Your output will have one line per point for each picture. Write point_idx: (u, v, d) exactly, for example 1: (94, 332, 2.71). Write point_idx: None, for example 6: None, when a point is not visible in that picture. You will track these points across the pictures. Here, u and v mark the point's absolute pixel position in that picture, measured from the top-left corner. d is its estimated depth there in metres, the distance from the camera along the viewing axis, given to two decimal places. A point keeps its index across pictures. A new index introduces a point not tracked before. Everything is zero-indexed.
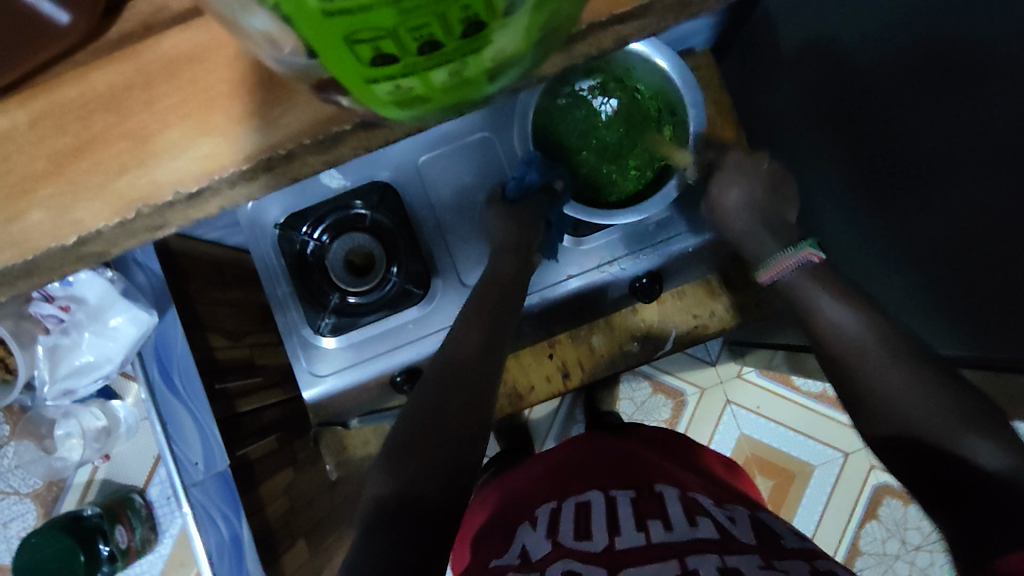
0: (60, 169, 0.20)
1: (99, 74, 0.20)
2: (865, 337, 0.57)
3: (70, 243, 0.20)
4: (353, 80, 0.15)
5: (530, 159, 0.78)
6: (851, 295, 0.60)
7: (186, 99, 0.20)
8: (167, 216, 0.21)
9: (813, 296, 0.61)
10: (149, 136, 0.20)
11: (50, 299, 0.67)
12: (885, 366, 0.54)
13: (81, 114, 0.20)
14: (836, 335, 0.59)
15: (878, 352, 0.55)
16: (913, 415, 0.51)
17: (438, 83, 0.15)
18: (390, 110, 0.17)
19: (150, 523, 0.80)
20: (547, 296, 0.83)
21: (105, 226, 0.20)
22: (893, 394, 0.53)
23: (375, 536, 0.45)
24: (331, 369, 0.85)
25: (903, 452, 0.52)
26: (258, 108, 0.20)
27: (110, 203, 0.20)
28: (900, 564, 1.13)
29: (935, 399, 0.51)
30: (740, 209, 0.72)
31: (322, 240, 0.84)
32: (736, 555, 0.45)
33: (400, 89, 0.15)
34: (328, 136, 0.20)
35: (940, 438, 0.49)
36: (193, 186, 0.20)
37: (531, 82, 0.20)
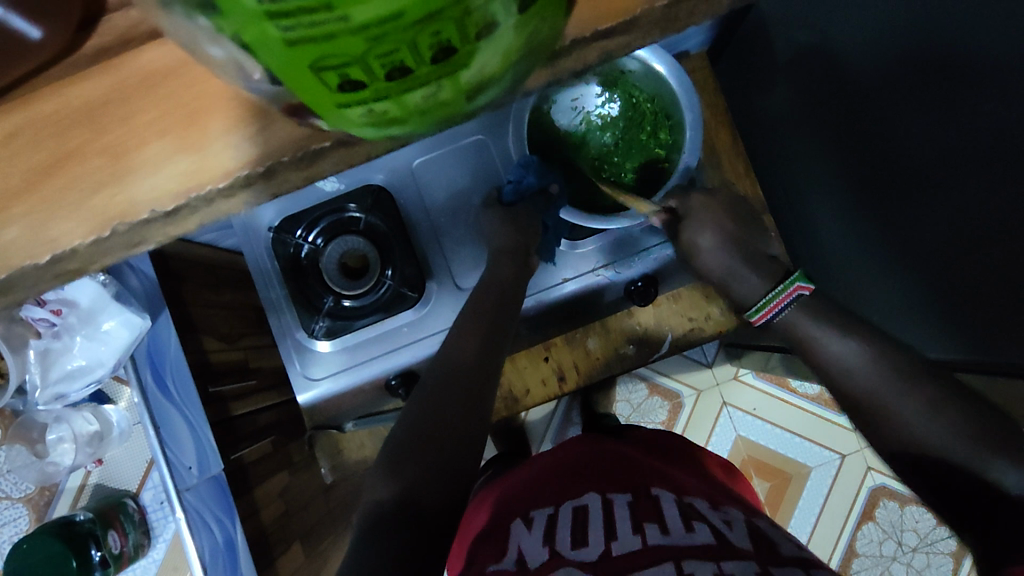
0: (34, 186, 0.20)
1: (76, 89, 0.20)
2: (870, 368, 0.58)
3: (44, 262, 0.20)
4: (323, 105, 0.15)
5: (526, 162, 0.77)
6: (846, 322, 0.61)
7: (164, 115, 0.20)
8: (147, 233, 0.20)
9: (811, 333, 0.61)
10: (127, 153, 0.20)
11: (42, 304, 0.66)
12: (896, 396, 0.55)
13: (57, 130, 0.20)
14: (841, 368, 0.59)
15: (883, 379, 0.56)
16: (930, 444, 0.52)
17: (413, 106, 0.15)
18: (366, 131, 0.17)
19: (144, 527, 0.80)
20: (543, 299, 0.84)
21: (81, 244, 0.20)
22: (906, 425, 0.54)
23: (375, 539, 0.44)
24: (326, 373, 0.85)
25: (923, 473, 0.53)
26: (237, 123, 0.20)
27: (87, 221, 0.20)
28: (897, 565, 1.13)
29: (948, 430, 0.52)
30: (720, 248, 0.71)
31: (316, 243, 0.84)
32: (733, 562, 0.45)
33: (374, 112, 0.15)
34: (308, 153, 0.20)
35: (958, 464, 0.50)
36: (169, 206, 0.20)
37: (515, 96, 0.19)
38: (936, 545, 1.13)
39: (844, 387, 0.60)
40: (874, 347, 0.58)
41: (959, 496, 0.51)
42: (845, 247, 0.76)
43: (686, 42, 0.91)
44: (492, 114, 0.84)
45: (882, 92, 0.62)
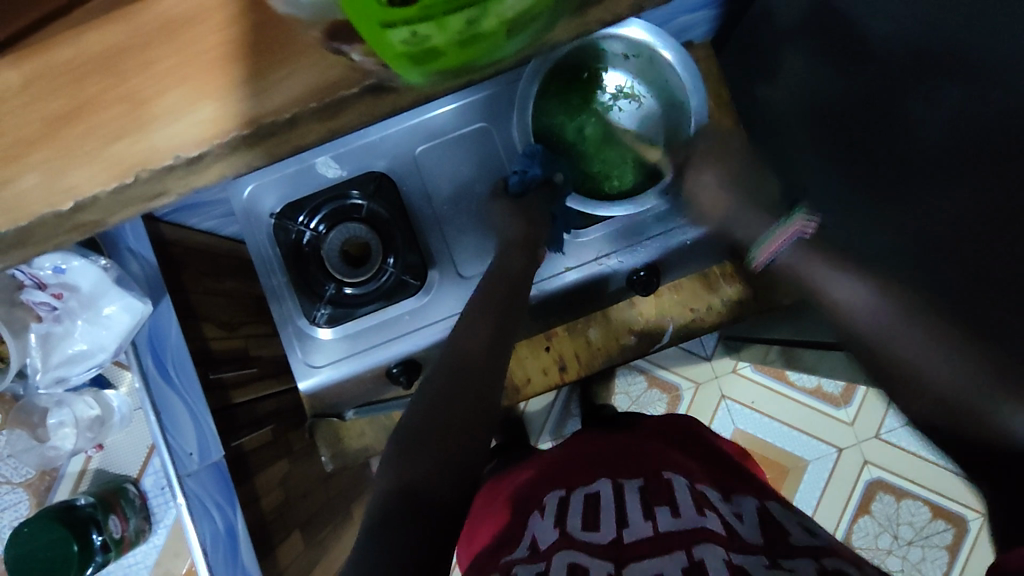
0: (53, 133, 0.20)
1: (96, 35, 0.20)
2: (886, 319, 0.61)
3: (65, 210, 0.21)
4: (372, 27, 0.16)
5: (531, 152, 0.76)
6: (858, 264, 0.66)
7: (183, 63, 0.20)
8: (164, 184, 0.21)
9: (823, 281, 0.68)
10: (146, 100, 0.20)
11: (42, 287, 0.65)
12: (905, 329, 0.60)
13: (74, 78, 0.20)
14: (845, 308, 0.66)
15: (892, 317, 0.61)
16: (945, 392, 0.56)
17: (454, 30, 0.17)
18: (411, 67, 0.18)
19: (144, 513, 0.79)
20: (546, 288, 0.83)
21: (102, 191, 0.21)
22: (915, 363, 0.59)
23: (382, 535, 0.44)
24: (327, 361, 0.84)
25: (941, 410, 0.58)
26: (259, 71, 0.20)
27: (109, 169, 0.20)
28: (892, 558, 1.14)
29: (960, 377, 0.55)
30: (721, 189, 0.76)
31: (318, 230, 0.84)
32: (742, 553, 0.45)
33: (418, 36, 0.16)
34: (333, 99, 0.20)
35: (966, 400, 0.54)
36: (193, 151, 0.20)
37: (538, 48, 0.20)
38: (930, 538, 1.14)
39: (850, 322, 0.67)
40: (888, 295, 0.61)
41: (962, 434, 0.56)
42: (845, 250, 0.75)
43: (690, 31, 0.91)
44: (494, 101, 0.84)
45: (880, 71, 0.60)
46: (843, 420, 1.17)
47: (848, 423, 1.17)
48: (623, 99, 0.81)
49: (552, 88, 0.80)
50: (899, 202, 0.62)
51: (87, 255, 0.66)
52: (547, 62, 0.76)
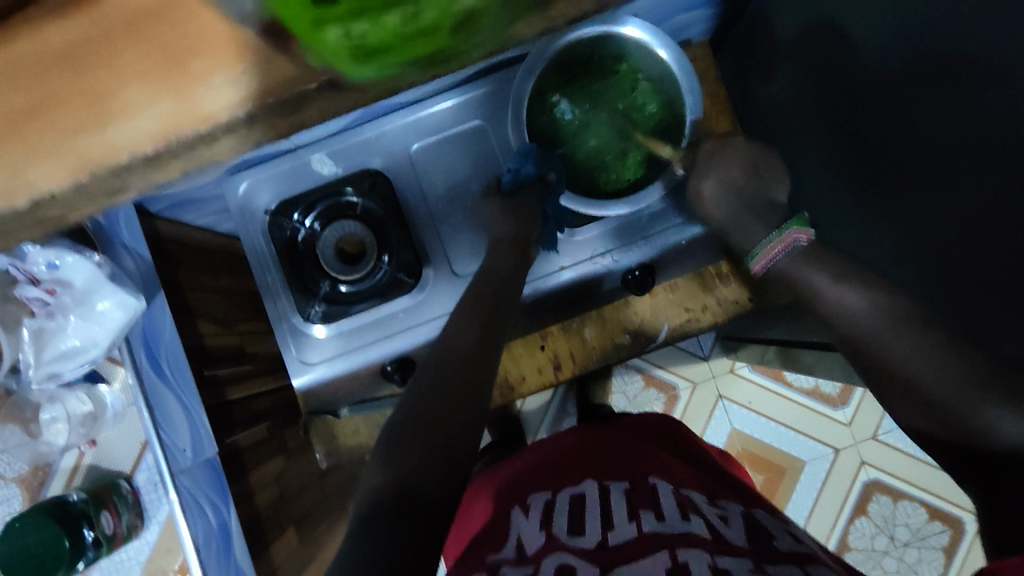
0: (14, 127, 0.20)
1: (59, 30, 0.20)
2: (876, 317, 0.58)
3: (23, 207, 0.21)
4: (309, 23, 0.17)
5: (525, 150, 0.75)
6: (850, 272, 0.62)
7: (144, 58, 0.20)
8: (126, 179, 0.22)
9: (819, 282, 0.63)
10: (107, 96, 0.20)
11: (36, 282, 0.67)
12: (899, 337, 0.56)
13: (37, 72, 0.20)
14: (841, 313, 0.61)
15: (887, 327, 0.57)
16: (931, 389, 0.53)
17: (394, 26, 0.17)
18: (353, 66, 0.19)
19: (137, 510, 0.79)
20: (540, 287, 0.83)
21: (62, 188, 0.21)
22: (908, 366, 0.55)
23: (371, 531, 0.45)
24: (322, 358, 0.84)
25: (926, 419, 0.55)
26: (218, 67, 0.20)
27: (65, 164, 0.20)
28: (888, 559, 1.14)
29: (950, 375, 0.52)
30: (725, 200, 0.73)
31: (313, 227, 0.84)
32: (728, 557, 0.45)
33: (354, 34, 0.17)
34: (293, 96, 0.20)
35: (953, 401, 0.52)
36: (149, 148, 0.20)
37: (502, 45, 0.20)
38: (927, 540, 1.14)
39: (839, 330, 0.61)
40: (879, 295, 0.59)
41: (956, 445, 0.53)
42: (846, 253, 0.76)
43: (687, 30, 0.90)
44: (491, 99, 0.85)
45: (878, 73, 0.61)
46: (840, 420, 1.16)
47: (846, 424, 1.16)
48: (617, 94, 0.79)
49: (548, 84, 0.79)
50: (894, 204, 0.64)
51: (80, 251, 0.68)
52: (543, 58, 0.77)
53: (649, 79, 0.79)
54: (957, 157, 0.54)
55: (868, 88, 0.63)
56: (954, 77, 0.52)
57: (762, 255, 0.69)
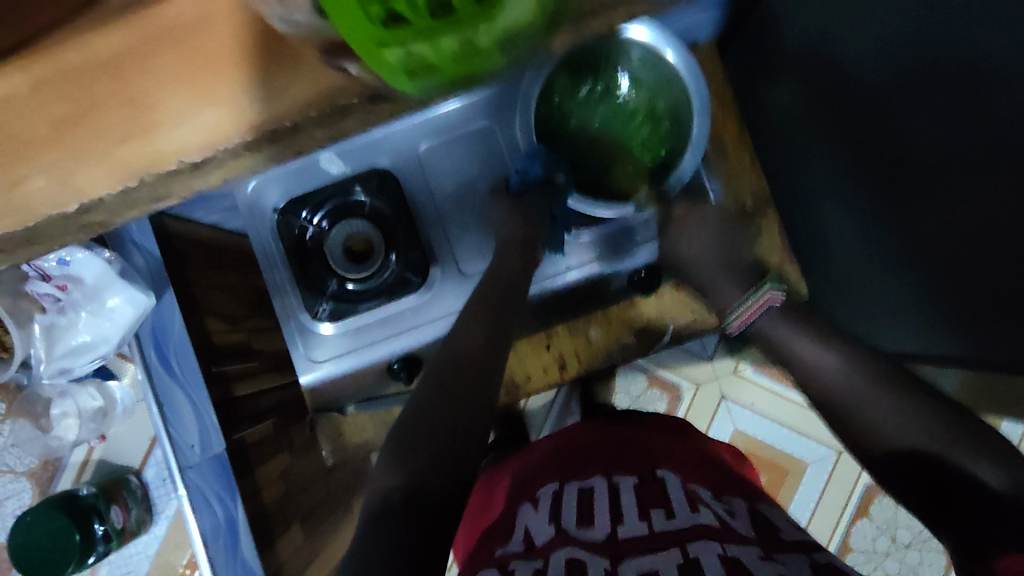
0: (63, 137, 0.21)
1: (106, 41, 0.20)
2: (849, 376, 0.60)
3: (71, 212, 0.21)
4: (368, 44, 0.17)
5: (533, 152, 0.76)
6: (828, 333, 0.64)
7: (190, 70, 0.21)
8: (170, 186, 0.22)
9: (786, 339, 0.66)
10: (151, 106, 0.20)
11: (47, 278, 0.68)
12: (870, 399, 0.58)
13: (84, 83, 0.20)
14: (816, 373, 0.63)
15: (863, 389, 0.59)
16: (909, 443, 0.55)
17: (446, 50, 0.18)
18: (404, 83, 0.19)
19: (145, 504, 0.81)
20: (547, 287, 0.85)
21: (109, 194, 0.21)
22: (877, 421, 0.57)
23: (379, 532, 0.45)
24: (329, 356, 0.86)
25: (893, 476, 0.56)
26: (262, 77, 0.20)
27: (115, 172, 0.21)
28: (889, 561, 1.14)
29: (915, 426, 0.54)
30: (707, 245, 0.78)
31: (321, 226, 0.85)
32: (737, 545, 0.46)
33: (412, 55, 0.17)
34: (333, 106, 0.21)
35: (924, 452, 0.54)
36: (197, 157, 0.21)
37: (537, 54, 0.20)
38: (929, 543, 1.14)
39: (814, 390, 0.64)
40: (848, 355, 0.62)
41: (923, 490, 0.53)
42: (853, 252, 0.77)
43: (696, 31, 0.89)
44: (500, 100, 0.84)
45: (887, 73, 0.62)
46: None
47: None
48: (623, 99, 0.80)
49: (557, 84, 0.79)
50: (904, 208, 0.65)
51: (90, 248, 0.68)
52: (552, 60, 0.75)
53: (657, 82, 0.79)
54: (978, 158, 0.55)
55: (877, 94, 0.63)
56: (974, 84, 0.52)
57: (736, 316, 0.72)
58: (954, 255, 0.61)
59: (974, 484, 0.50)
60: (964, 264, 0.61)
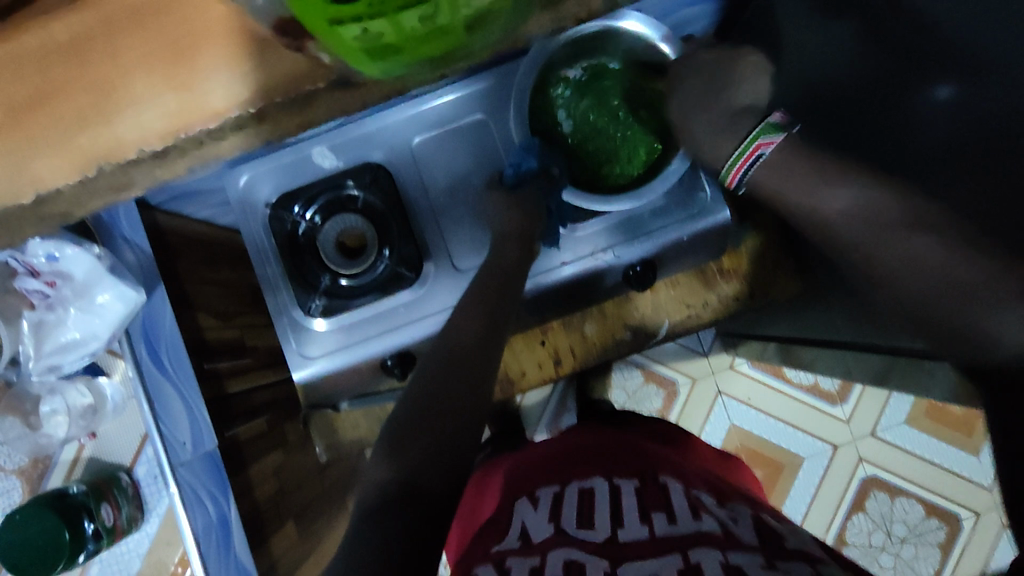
0: (17, 122, 0.21)
1: (62, 23, 0.20)
2: (862, 218, 0.56)
3: (29, 201, 0.22)
4: (321, 23, 0.17)
5: (528, 145, 0.75)
6: (835, 169, 0.58)
7: (151, 50, 0.21)
8: (131, 175, 0.23)
9: (802, 195, 0.59)
10: (112, 89, 0.21)
11: (35, 274, 0.66)
12: (894, 239, 0.54)
13: (37, 63, 0.20)
14: (825, 217, 0.59)
15: (869, 233, 0.56)
16: (936, 286, 0.52)
17: (408, 30, 0.18)
18: (368, 64, 0.20)
19: (137, 502, 0.81)
20: (542, 282, 0.83)
21: (66, 183, 0.22)
22: (903, 262, 0.54)
23: (375, 526, 0.45)
24: (322, 352, 0.84)
25: (920, 319, 0.56)
26: (232, 56, 0.21)
27: (68, 161, 0.21)
28: (885, 555, 1.14)
29: (946, 275, 0.51)
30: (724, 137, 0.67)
31: (313, 221, 0.84)
32: (739, 554, 0.45)
33: (369, 33, 0.18)
34: (303, 89, 0.21)
35: (956, 297, 0.51)
36: (158, 144, 0.22)
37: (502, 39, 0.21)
38: (925, 537, 1.14)
39: (824, 234, 0.60)
40: (866, 186, 0.56)
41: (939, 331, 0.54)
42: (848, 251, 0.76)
43: (691, 26, 0.90)
44: (494, 93, 0.84)
45: None
46: (840, 418, 1.17)
47: (845, 421, 1.17)
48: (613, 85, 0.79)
49: (551, 81, 0.80)
50: None
51: (80, 243, 0.67)
52: (543, 54, 0.75)
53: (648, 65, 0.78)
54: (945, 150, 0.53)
55: None
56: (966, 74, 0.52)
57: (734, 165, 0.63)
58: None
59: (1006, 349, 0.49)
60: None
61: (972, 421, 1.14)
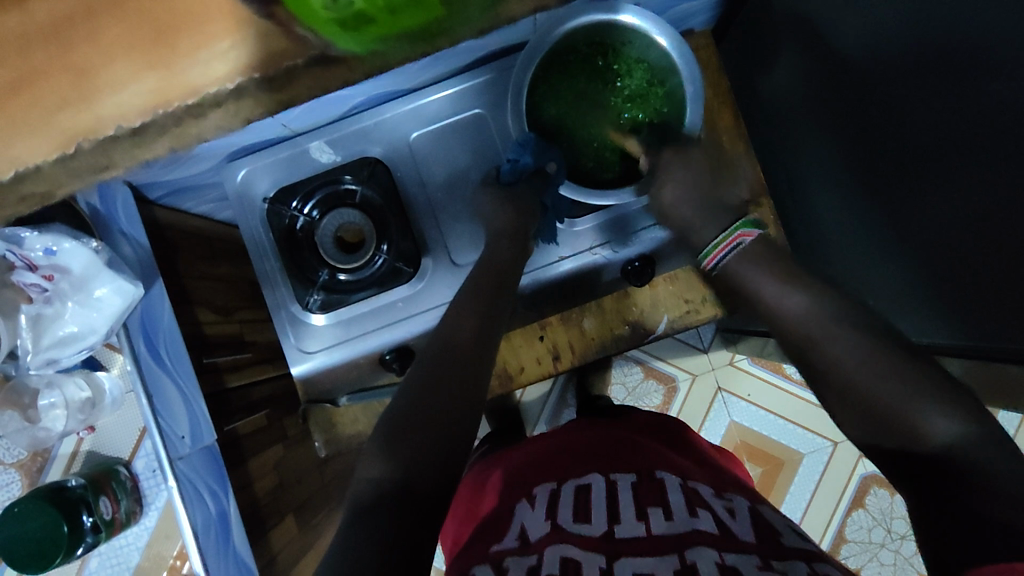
0: (2, 104, 0.22)
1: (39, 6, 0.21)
2: (811, 317, 0.54)
3: (7, 177, 0.24)
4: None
5: (524, 139, 0.74)
6: (793, 275, 0.57)
7: (129, 31, 0.22)
8: (107, 150, 0.25)
9: (750, 277, 0.60)
10: (91, 71, 0.22)
11: (33, 269, 0.66)
12: (832, 338, 0.53)
13: (17, 46, 0.21)
14: (780, 311, 0.56)
15: (826, 331, 0.53)
16: (864, 386, 0.50)
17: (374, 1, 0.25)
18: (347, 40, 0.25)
19: (136, 495, 0.82)
20: (540, 277, 0.84)
21: (44, 160, 0.24)
22: (850, 371, 0.51)
23: (363, 522, 0.45)
24: (321, 347, 0.84)
25: (868, 422, 0.51)
26: (217, 34, 0.22)
27: (51, 140, 0.24)
28: (886, 552, 1.14)
29: (876, 369, 0.50)
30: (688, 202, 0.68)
31: (312, 215, 0.84)
32: (735, 554, 0.45)
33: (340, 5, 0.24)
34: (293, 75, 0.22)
35: (888, 404, 0.49)
36: (136, 122, 0.24)
37: None
38: None
39: (775, 326, 0.57)
40: (813, 292, 0.55)
41: (891, 443, 0.49)
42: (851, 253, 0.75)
43: (690, 20, 0.88)
44: (492, 88, 0.83)
45: (877, 57, 0.61)
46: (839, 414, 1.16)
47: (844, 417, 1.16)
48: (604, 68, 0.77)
49: (551, 68, 0.77)
50: (904, 196, 0.63)
51: (78, 238, 0.67)
52: (544, 47, 0.75)
53: (637, 52, 0.77)
54: (971, 143, 0.54)
55: (876, 76, 0.62)
56: (966, 70, 0.53)
57: (712, 251, 0.63)
58: (962, 253, 0.58)
59: (937, 447, 0.46)
60: (957, 248, 0.58)
61: None
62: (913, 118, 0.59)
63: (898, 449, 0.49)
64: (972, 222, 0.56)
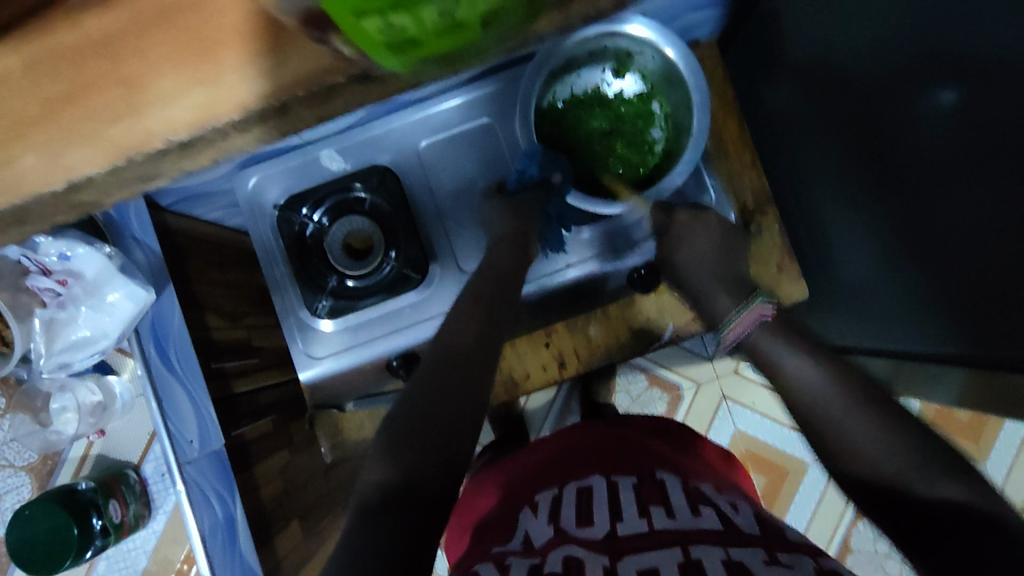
0: (55, 114, 0.23)
1: (96, 21, 0.23)
2: (830, 391, 0.55)
3: (60, 189, 0.23)
4: (349, 16, 0.20)
5: (531, 151, 0.76)
6: (815, 350, 0.59)
7: (178, 48, 0.23)
8: (159, 166, 0.24)
9: (777, 354, 0.61)
10: (143, 84, 0.23)
11: (47, 272, 0.67)
12: (854, 413, 0.52)
13: (71, 58, 0.23)
14: (800, 385, 0.57)
15: (842, 405, 0.53)
16: (885, 457, 0.49)
17: (426, 22, 0.21)
18: (384, 56, 0.22)
19: (145, 499, 0.82)
20: (545, 285, 0.85)
21: (95, 171, 0.23)
22: (853, 436, 0.51)
23: (370, 527, 0.45)
24: (327, 352, 0.86)
25: (881, 492, 0.48)
26: (265, 49, 0.22)
27: (103, 151, 0.23)
28: (892, 563, 1.14)
29: (896, 444, 0.49)
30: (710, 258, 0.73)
31: (321, 222, 0.85)
32: (741, 549, 0.45)
33: (391, 26, 0.21)
34: (321, 87, 0.23)
35: (900, 475, 0.48)
36: (184, 135, 0.23)
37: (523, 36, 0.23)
38: None
39: (796, 404, 0.57)
40: (831, 369, 0.57)
41: (902, 512, 0.47)
42: (855, 258, 0.76)
43: (696, 31, 0.90)
44: (500, 98, 0.84)
45: (876, 69, 0.63)
46: None
47: None
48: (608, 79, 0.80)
49: (558, 79, 0.80)
50: (906, 204, 0.64)
51: (91, 244, 0.68)
52: (554, 56, 0.76)
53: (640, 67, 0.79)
54: (968, 156, 0.55)
55: (876, 88, 0.63)
56: (963, 81, 0.53)
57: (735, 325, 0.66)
58: (964, 262, 0.59)
59: (949, 510, 0.44)
60: (957, 256, 0.59)
61: (978, 428, 1.05)
62: (911, 131, 0.60)
63: (903, 506, 0.47)
64: (973, 232, 0.56)
